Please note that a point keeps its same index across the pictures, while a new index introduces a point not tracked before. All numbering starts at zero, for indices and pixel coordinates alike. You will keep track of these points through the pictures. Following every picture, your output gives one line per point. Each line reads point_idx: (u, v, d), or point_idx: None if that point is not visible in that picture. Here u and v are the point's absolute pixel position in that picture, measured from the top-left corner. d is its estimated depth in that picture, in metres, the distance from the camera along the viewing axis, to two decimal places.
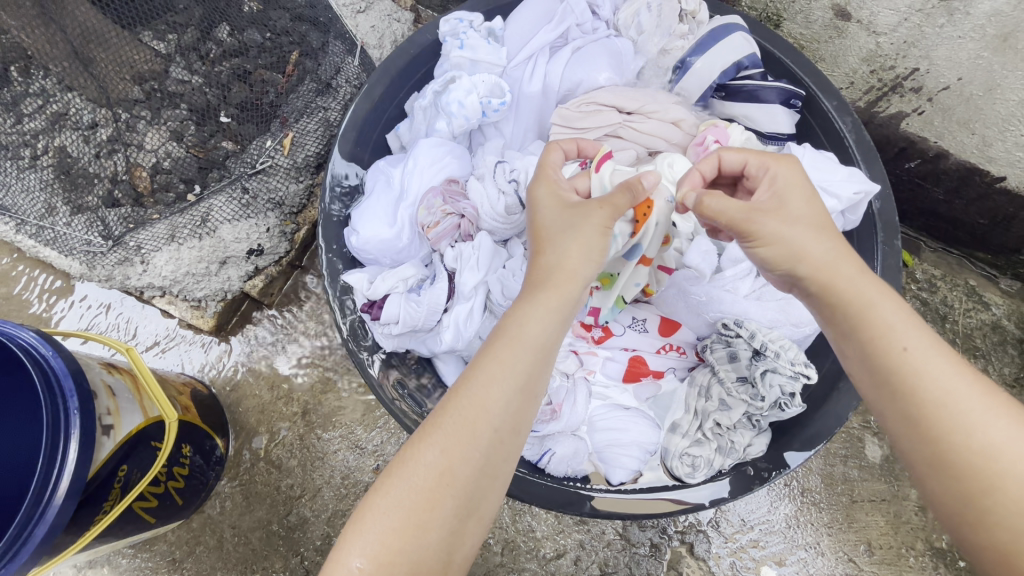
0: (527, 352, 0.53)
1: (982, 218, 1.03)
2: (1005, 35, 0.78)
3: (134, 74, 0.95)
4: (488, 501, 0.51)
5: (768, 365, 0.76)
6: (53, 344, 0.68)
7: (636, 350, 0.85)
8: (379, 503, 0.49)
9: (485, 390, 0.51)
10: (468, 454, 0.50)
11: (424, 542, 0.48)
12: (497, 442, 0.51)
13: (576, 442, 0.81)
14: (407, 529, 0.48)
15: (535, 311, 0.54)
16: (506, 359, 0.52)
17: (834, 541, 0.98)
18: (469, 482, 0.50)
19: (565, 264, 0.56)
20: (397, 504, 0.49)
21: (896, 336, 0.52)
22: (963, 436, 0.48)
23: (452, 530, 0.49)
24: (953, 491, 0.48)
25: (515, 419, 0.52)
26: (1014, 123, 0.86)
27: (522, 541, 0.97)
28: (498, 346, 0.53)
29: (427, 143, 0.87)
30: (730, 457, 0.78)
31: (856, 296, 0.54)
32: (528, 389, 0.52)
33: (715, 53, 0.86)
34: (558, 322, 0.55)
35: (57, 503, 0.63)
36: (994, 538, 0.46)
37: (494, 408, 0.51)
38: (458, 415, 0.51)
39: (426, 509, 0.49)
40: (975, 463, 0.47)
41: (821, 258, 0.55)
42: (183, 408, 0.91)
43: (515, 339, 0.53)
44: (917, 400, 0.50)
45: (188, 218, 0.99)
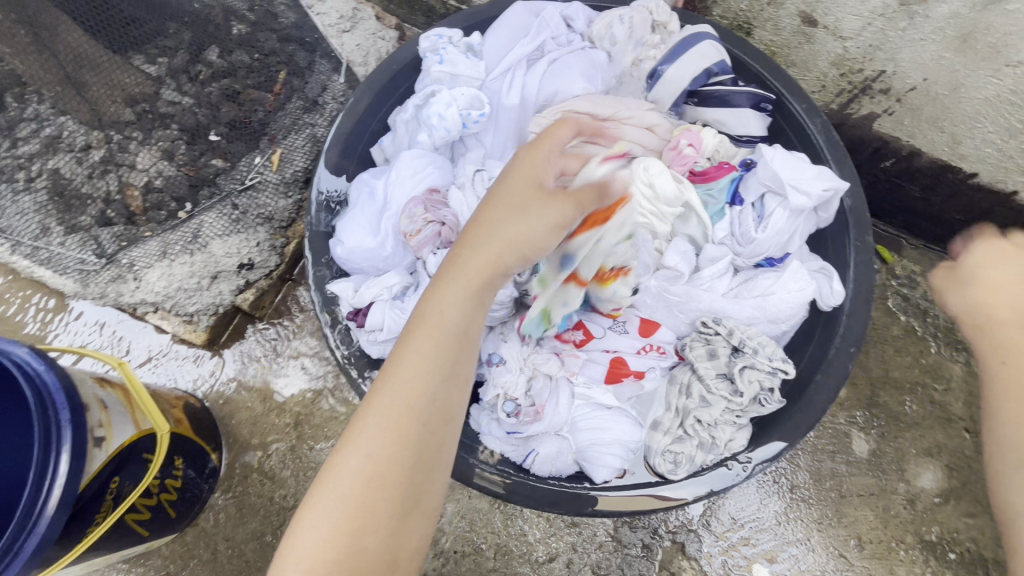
0: (447, 340, 0.56)
1: (959, 214, 1.06)
2: (964, 36, 0.81)
3: (125, 96, 1.00)
4: (427, 490, 0.55)
5: (747, 361, 0.80)
6: (46, 359, 0.69)
7: (616, 351, 0.87)
8: (315, 509, 0.52)
9: (412, 381, 0.54)
10: (394, 452, 0.53)
11: (365, 536, 0.52)
12: (429, 431, 0.54)
13: (558, 441, 0.83)
14: (346, 525, 0.51)
15: (453, 298, 0.57)
16: (427, 351, 0.55)
17: (824, 536, 0.98)
18: (401, 476, 0.53)
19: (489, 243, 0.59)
20: (335, 507, 0.52)
21: None
22: None
23: (392, 522, 0.53)
24: None
25: (443, 407, 0.55)
26: (980, 120, 0.89)
27: (515, 545, 0.97)
28: (417, 337, 0.56)
29: (409, 155, 0.89)
30: (712, 452, 0.80)
31: None
32: (451, 377, 0.56)
33: (685, 61, 0.89)
34: (477, 307, 0.58)
35: (49, 514, 0.64)
36: None
37: (424, 399, 0.54)
38: (383, 407, 0.54)
39: (363, 503, 0.52)
40: None
41: None
42: (176, 420, 0.92)
43: (434, 328, 0.56)
44: None
45: (180, 234, 1.03)
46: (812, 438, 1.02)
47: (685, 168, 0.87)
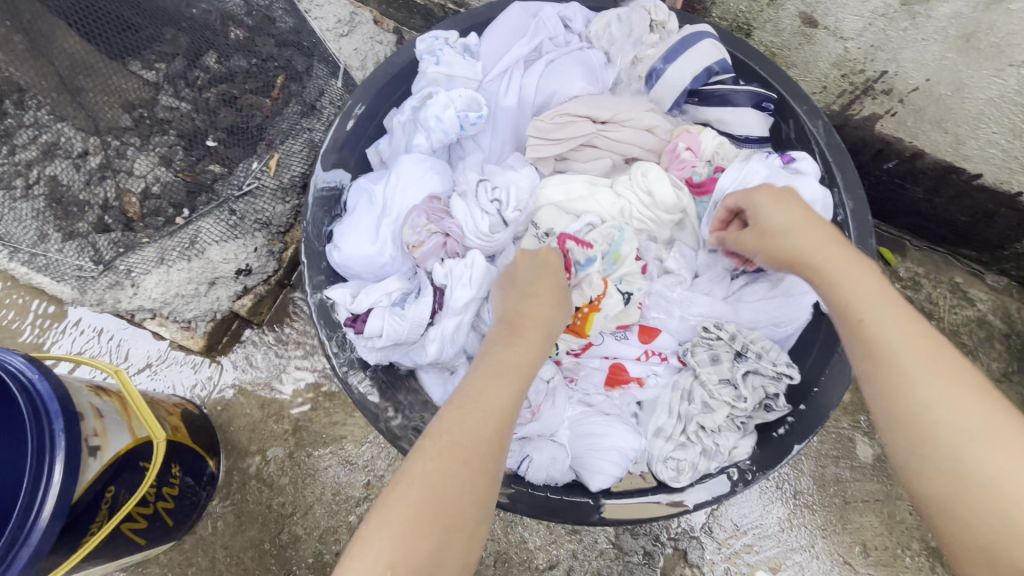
0: (516, 374, 0.60)
1: (963, 214, 1.05)
2: (967, 36, 0.80)
3: (123, 102, 0.99)
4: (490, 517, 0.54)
5: (751, 365, 0.79)
6: (40, 368, 0.69)
7: (616, 357, 0.87)
8: (385, 519, 0.50)
9: (493, 411, 0.56)
10: (471, 477, 0.52)
11: (435, 551, 0.49)
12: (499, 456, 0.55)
13: (554, 449, 0.82)
14: (419, 546, 0.49)
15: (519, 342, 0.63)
16: (501, 380, 0.59)
17: (829, 543, 0.97)
18: (475, 504, 0.52)
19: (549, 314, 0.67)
20: (407, 517, 0.50)
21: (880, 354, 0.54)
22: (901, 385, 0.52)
23: (460, 553, 0.51)
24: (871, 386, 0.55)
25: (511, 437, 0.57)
26: (984, 121, 0.88)
27: (515, 553, 0.96)
28: (489, 368, 0.59)
29: (410, 159, 0.88)
30: (716, 460, 0.78)
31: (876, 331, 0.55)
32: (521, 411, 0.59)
33: (686, 60, 0.87)
34: (537, 353, 0.63)
35: (42, 526, 0.64)
36: (923, 426, 0.51)
37: (497, 423, 0.56)
38: (465, 430, 0.54)
39: (441, 526, 0.50)
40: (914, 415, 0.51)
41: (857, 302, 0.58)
42: (173, 428, 0.91)
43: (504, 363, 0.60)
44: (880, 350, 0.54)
45: (177, 240, 1.01)
46: (815, 444, 1.01)
47: (682, 172, 0.86)
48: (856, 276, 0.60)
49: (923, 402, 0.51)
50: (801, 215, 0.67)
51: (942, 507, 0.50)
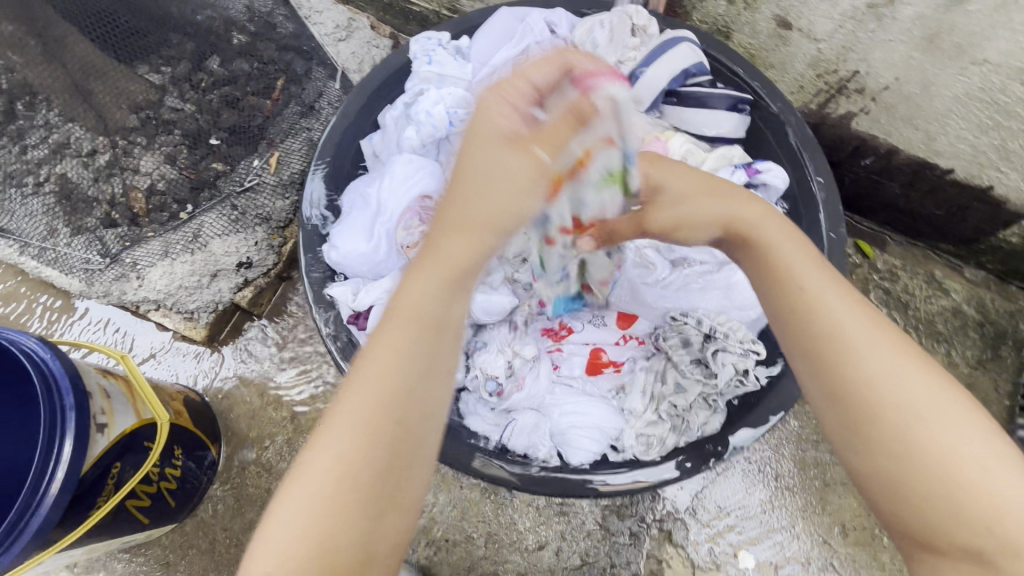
0: (420, 331, 0.54)
1: (939, 209, 1.09)
2: (931, 36, 0.85)
3: (130, 104, 1.05)
4: (405, 483, 0.54)
5: (719, 344, 0.84)
6: (52, 348, 0.72)
7: (595, 343, 0.91)
8: (283, 507, 0.52)
9: (386, 382, 0.53)
10: (369, 449, 0.52)
11: (339, 528, 0.51)
12: (405, 421, 0.53)
13: (537, 416, 0.88)
14: (318, 522, 0.51)
15: (427, 287, 0.55)
16: (399, 343, 0.54)
17: (809, 524, 1.00)
18: (369, 483, 0.52)
19: (475, 218, 0.56)
20: (299, 507, 0.51)
21: (826, 336, 0.57)
22: (850, 367, 0.56)
23: (359, 531, 0.52)
24: (827, 390, 0.57)
25: (420, 401, 0.54)
26: (952, 117, 0.93)
27: (505, 534, 1.00)
28: (392, 328, 0.54)
29: (402, 160, 0.94)
30: (686, 435, 0.84)
31: (827, 323, 0.58)
32: (430, 367, 0.54)
33: (664, 62, 0.92)
34: (452, 295, 0.56)
35: (52, 496, 0.68)
36: (882, 419, 0.54)
37: (396, 394, 0.53)
38: (362, 407, 0.52)
39: (343, 508, 0.51)
40: (869, 396, 0.54)
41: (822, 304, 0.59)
42: (176, 412, 0.95)
43: (404, 320, 0.55)
44: (829, 350, 0.57)
45: (181, 234, 1.07)
46: (796, 429, 1.04)
47: None
48: (789, 248, 0.64)
49: (881, 391, 0.54)
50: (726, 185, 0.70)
51: (891, 480, 0.54)
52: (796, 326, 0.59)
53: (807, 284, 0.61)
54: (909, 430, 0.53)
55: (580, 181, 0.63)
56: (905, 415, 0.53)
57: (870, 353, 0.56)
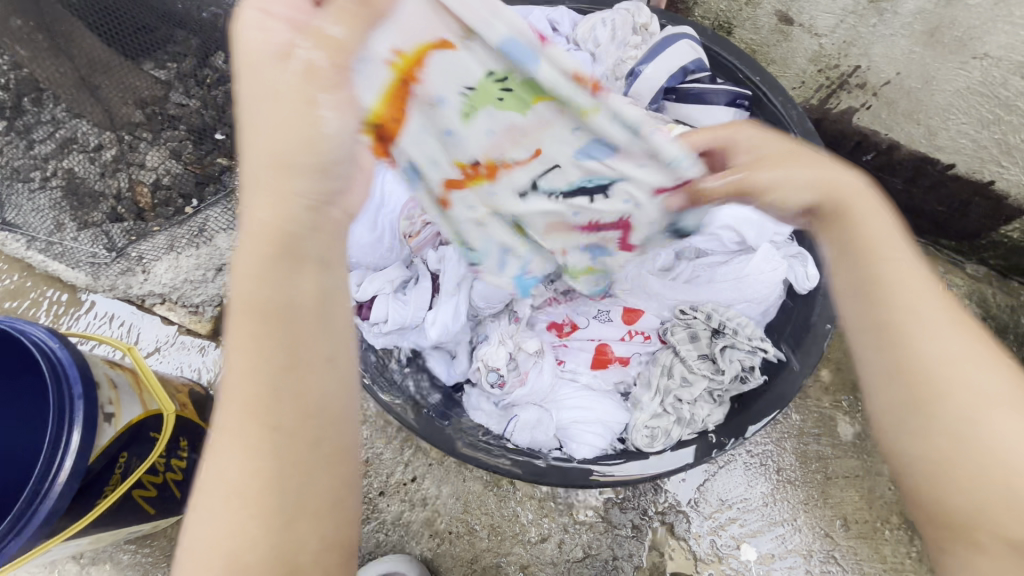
0: (266, 320, 0.44)
1: (941, 204, 1.10)
2: (932, 31, 0.86)
3: (136, 99, 1.06)
4: (316, 486, 0.46)
5: (728, 341, 0.85)
6: (60, 338, 0.73)
7: (601, 339, 0.92)
8: (189, 545, 0.45)
9: (246, 387, 0.44)
10: (253, 460, 0.44)
11: (245, 556, 0.43)
12: (279, 422, 0.44)
13: (539, 411, 0.88)
14: (218, 551, 0.43)
15: (259, 270, 0.44)
16: (251, 335, 0.44)
17: (810, 517, 1.00)
18: (266, 496, 0.44)
19: (278, 179, 0.44)
20: (198, 539, 0.44)
21: (900, 315, 0.50)
22: (917, 348, 0.48)
23: (270, 556, 0.44)
24: (885, 366, 0.50)
25: (294, 395, 0.45)
26: (953, 112, 0.93)
27: (508, 526, 1.00)
28: (236, 325, 0.45)
29: None
30: (690, 427, 0.83)
31: (900, 302, 0.50)
32: (293, 354, 0.45)
33: (663, 59, 0.93)
34: (293, 271, 0.45)
35: (60, 485, 0.68)
36: (942, 410, 0.47)
37: (264, 395, 0.44)
38: (233, 419, 0.45)
39: (245, 520, 0.44)
40: (934, 381, 0.47)
41: (901, 279, 0.51)
42: (181, 404, 0.96)
43: (248, 311, 0.45)
44: (898, 326, 0.49)
45: (186, 229, 1.09)
46: (797, 422, 1.04)
47: None
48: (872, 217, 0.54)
49: (952, 382, 0.47)
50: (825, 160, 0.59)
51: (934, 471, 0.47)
52: (863, 293, 0.52)
53: (888, 254, 0.52)
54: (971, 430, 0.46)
55: (423, 102, 0.52)
56: (964, 407, 0.47)
57: (947, 339, 0.48)
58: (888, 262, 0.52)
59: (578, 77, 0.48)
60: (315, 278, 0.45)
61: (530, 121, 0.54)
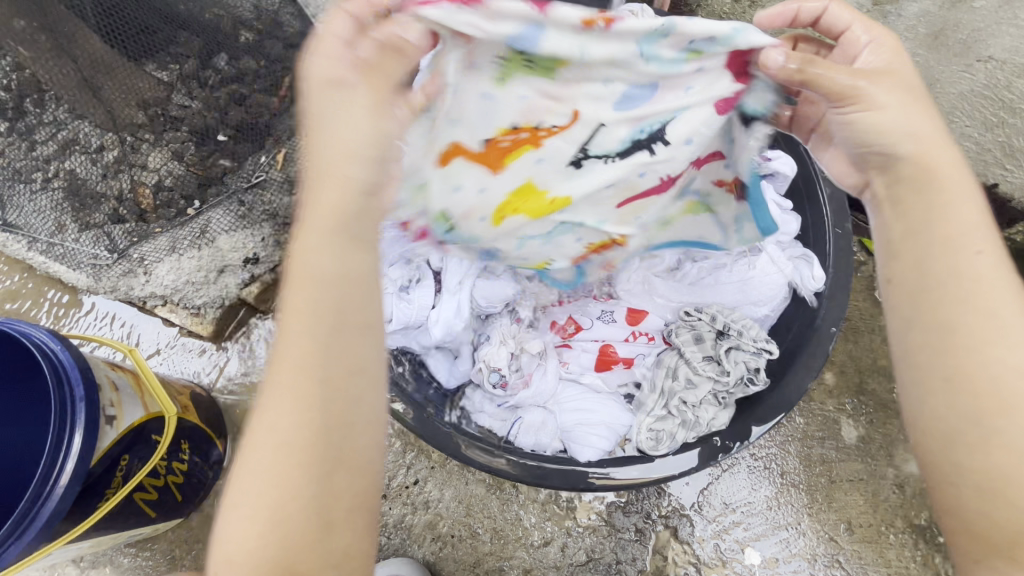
0: (318, 282, 0.46)
1: None
2: (936, 33, 0.89)
3: (139, 100, 1.04)
4: (356, 448, 0.47)
5: (733, 342, 0.84)
6: (62, 340, 0.73)
7: (605, 339, 0.92)
8: (235, 496, 0.47)
9: (298, 348, 0.46)
10: (300, 419, 0.45)
11: (289, 509, 0.45)
12: (327, 382, 0.46)
13: (544, 413, 0.87)
14: (265, 502, 0.45)
15: (313, 235, 0.47)
16: (302, 298, 0.47)
17: (814, 521, 1.00)
18: (311, 454, 0.45)
19: (331, 152, 0.46)
20: (245, 492, 0.46)
21: (969, 317, 0.48)
22: (983, 358, 0.47)
23: (313, 511, 0.45)
24: (939, 369, 0.48)
25: (340, 358, 0.46)
26: (955, 115, 0.91)
27: (510, 530, 1.00)
28: (289, 287, 0.47)
29: None
30: (694, 430, 0.82)
31: (970, 305, 0.48)
32: (344, 319, 0.47)
33: None
34: (343, 238, 0.47)
35: (61, 488, 0.68)
36: (999, 421, 0.46)
37: (314, 355, 0.46)
38: (282, 378, 0.46)
39: (284, 480, 0.45)
40: (994, 389, 0.46)
41: (980, 283, 0.48)
42: (183, 406, 0.95)
43: (303, 274, 0.47)
44: (955, 326, 0.48)
45: (188, 230, 1.08)
46: (801, 426, 1.04)
47: None
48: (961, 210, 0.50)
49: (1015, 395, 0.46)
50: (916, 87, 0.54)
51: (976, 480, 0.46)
52: (924, 291, 0.50)
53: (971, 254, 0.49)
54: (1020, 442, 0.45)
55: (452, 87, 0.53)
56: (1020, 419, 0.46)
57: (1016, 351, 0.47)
58: (971, 260, 0.49)
59: (588, 26, 0.47)
60: (363, 247, 0.48)
61: (559, 86, 0.54)
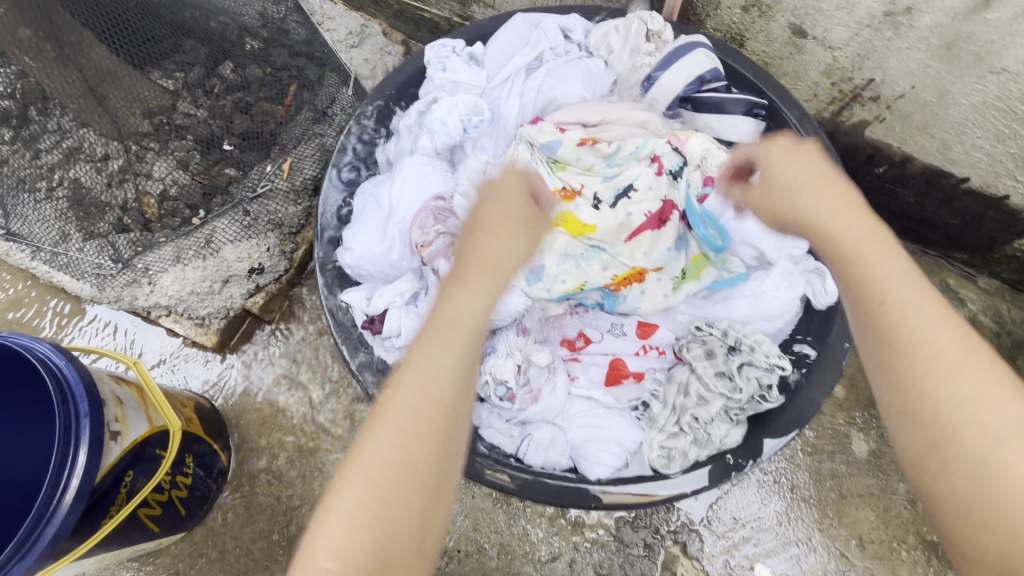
0: (459, 334, 0.57)
1: (954, 218, 1.08)
2: (948, 44, 0.84)
3: (143, 109, 1.02)
4: (453, 481, 0.55)
5: (745, 358, 0.83)
6: (66, 355, 0.72)
7: (615, 353, 0.91)
8: (342, 500, 0.51)
9: (434, 381, 0.54)
10: (426, 443, 0.53)
11: (396, 520, 0.51)
12: (450, 416, 0.54)
13: (553, 430, 0.86)
14: (378, 510, 0.50)
15: (464, 297, 0.60)
16: (443, 343, 0.56)
17: (825, 537, 0.99)
18: (428, 474, 0.52)
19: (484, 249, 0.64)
20: (357, 497, 0.51)
21: (909, 348, 0.52)
22: (932, 382, 0.50)
23: (416, 526, 0.51)
24: (897, 403, 0.52)
25: (460, 401, 0.55)
26: (968, 126, 0.92)
27: (517, 545, 0.98)
28: (431, 331, 0.58)
29: (413, 161, 0.92)
30: (706, 448, 0.81)
31: (913, 337, 0.52)
32: (474, 369, 0.58)
33: (679, 68, 0.92)
34: (485, 305, 0.60)
35: (66, 505, 0.66)
36: (960, 447, 0.49)
37: (446, 391, 0.55)
38: (410, 404, 0.54)
39: (401, 495, 0.51)
40: (944, 415, 0.49)
41: (920, 321, 0.52)
42: (187, 419, 0.94)
43: (447, 324, 0.58)
44: (898, 351, 0.52)
45: (193, 240, 1.07)
46: (811, 439, 1.03)
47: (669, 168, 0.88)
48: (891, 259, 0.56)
49: (972, 419, 0.48)
50: (827, 178, 0.65)
51: (963, 508, 0.48)
52: (874, 330, 0.54)
53: (912, 297, 0.54)
54: (998, 467, 0.47)
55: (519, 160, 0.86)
56: (987, 440, 0.48)
57: (964, 375, 0.50)
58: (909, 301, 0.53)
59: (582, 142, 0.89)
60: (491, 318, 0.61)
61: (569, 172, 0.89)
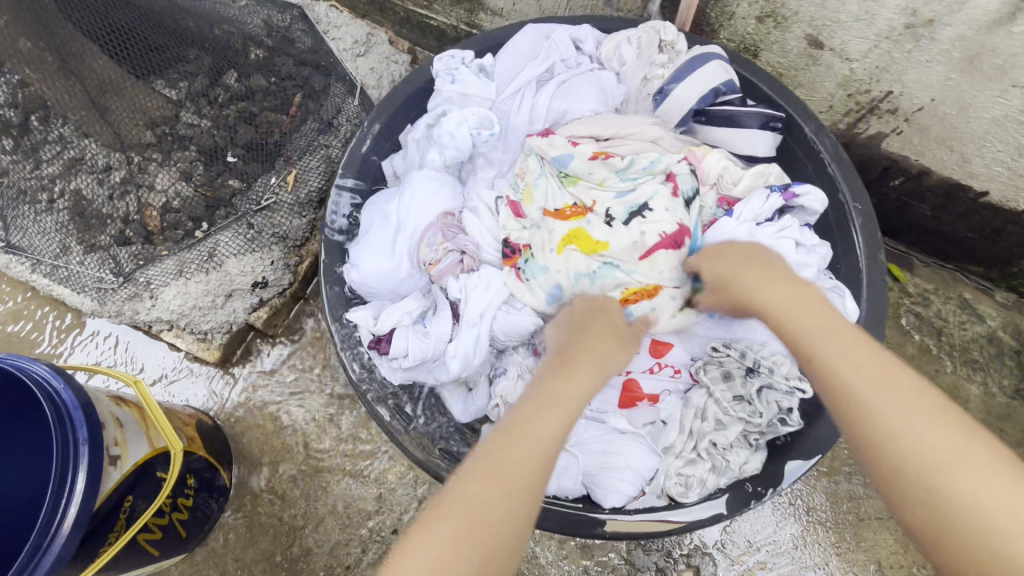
0: (565, 407, 0.61)
1: (972, 232, 1.06)
2: (972, 57, 0.82)
3: (146, 120, 1.01)
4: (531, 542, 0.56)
5: (764, 381, 0.80)
6: (64, 377, 0.70)
7: (629, 373, 0.87)
8: (436, 524, 0.52)
9: (542, 441, 0.57)
10: (527, 498, 0.55)
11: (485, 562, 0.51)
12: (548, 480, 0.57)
13: (567, 456, 0.83)
14: (471, 548, 0.51)
15: (579, 379, 0.65)
16: (553, 409, 0.60)
17: (842, 561, 0.96)
18: (520, 528, 0.54)
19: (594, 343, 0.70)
20: (452, 526, 0.52)
21: (841, 392, 0.54)
22: (868, 418, 0.52)
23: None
24: (852, 444, 0.54)
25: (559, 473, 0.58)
26: (990, 140, 0.90)
27: (526, 568, 0.96)
28: (545, 396, 0.62)
29: (422, 177, 0.91)
30: (725, 475, 0.80)
31: (841, 384, 0.55)
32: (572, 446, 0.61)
33: (692, 81, 0.90)
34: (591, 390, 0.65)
35: (64, 534, 0.64)
36: (906, 479, 0.50)
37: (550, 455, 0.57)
38: (517, 454, 0.56)
39: (494, 540, 0.52)
40: (885, 449, 0.51)
41: (842, 364, 0.55)
42: (189, 438, 0.92)
43: (558, 396, 0.62)
44: (840, 398, 0.55)
45: (196, 253, 1.05)
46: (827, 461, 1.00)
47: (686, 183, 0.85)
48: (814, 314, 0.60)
49: (905, 448, 0.50)
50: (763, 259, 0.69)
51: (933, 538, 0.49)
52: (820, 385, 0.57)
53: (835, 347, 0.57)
54: (943, 494, 0.48)
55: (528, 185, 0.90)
56: (924, 466, 0.49)
57: (895, 406, 0.52)
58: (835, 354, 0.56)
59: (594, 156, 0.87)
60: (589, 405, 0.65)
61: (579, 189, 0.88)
